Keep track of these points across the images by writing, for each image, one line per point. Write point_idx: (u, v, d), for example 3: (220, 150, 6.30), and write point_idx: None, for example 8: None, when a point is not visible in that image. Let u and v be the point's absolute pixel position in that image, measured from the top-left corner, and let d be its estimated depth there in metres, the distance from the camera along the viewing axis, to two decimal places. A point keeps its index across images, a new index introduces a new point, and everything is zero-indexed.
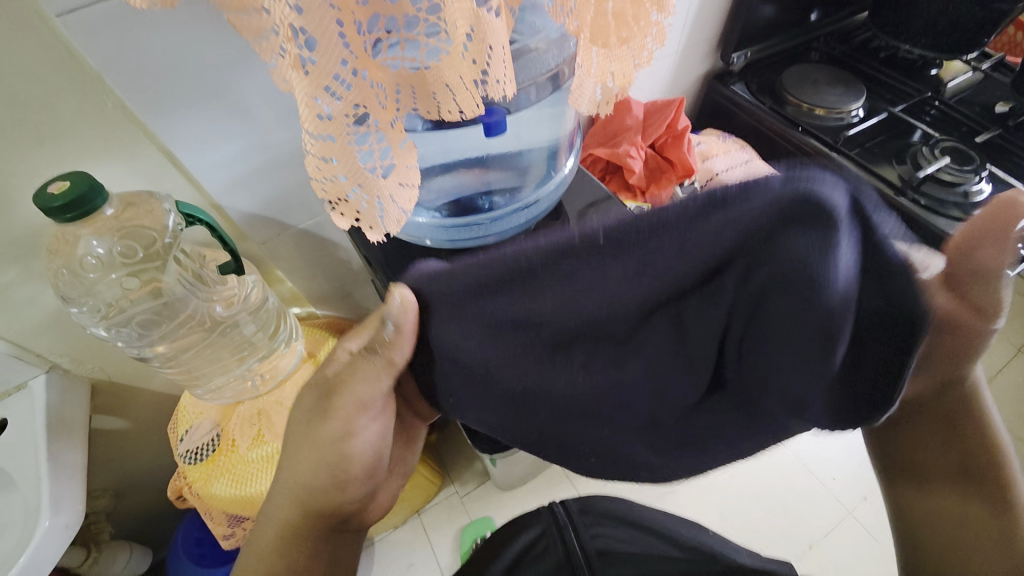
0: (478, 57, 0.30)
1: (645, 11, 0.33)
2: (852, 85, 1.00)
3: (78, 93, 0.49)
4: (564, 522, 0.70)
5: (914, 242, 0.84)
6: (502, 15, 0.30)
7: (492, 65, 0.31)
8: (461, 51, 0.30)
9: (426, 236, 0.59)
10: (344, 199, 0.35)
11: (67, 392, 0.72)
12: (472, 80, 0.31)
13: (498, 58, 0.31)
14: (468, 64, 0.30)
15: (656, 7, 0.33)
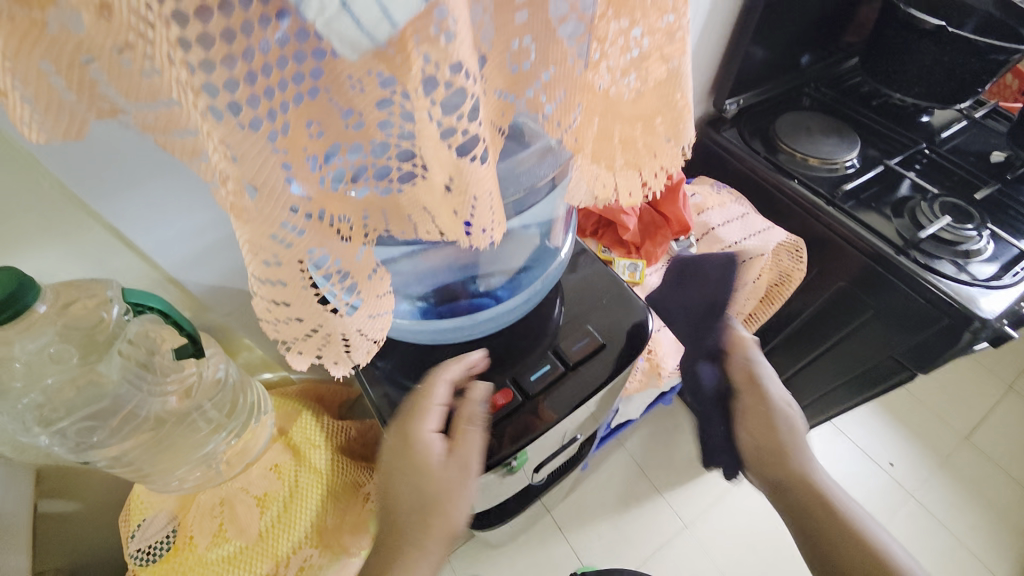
0: (459, 206, 0.25)
1: (659, 143, 0.27)
2: (845, 134, 0.99)
3: (10, 178, 0.43)
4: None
5: (914, 302, 0.81)
6: (491, 153, 0.24)
7: (476, 216, 0.25)
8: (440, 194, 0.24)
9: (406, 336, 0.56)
10: (301, 338, 0.29)
11: (4, 486, 0.64)
12: (453, 222, 0.26)
13: (484, 206, 0.25)
14: (446, 210, 0.25)
15: (672, 134, 0.27)
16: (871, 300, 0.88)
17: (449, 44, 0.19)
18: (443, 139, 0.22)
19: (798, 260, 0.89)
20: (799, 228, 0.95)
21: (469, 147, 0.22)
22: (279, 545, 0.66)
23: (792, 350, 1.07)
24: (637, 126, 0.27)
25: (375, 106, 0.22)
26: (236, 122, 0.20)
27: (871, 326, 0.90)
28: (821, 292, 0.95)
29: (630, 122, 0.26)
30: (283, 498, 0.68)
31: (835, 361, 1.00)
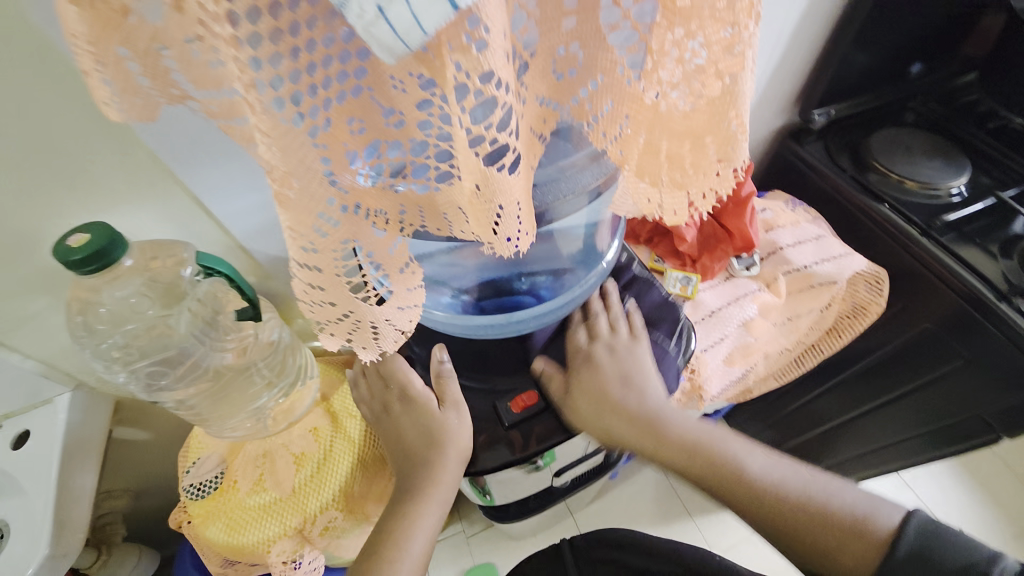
0: (485, 211, 0.24)
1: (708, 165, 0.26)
2: (953, 157, 0.87)
3: (110, 144, 0.48)
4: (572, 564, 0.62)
5: (1012, 356, 0.71)
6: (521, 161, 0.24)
7: (502, 222, 0.25)
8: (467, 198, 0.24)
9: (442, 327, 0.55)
10: (334, 322, 0.30)
11: (90, 411, 0.73)
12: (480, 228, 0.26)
13: (510, 213, 0.25)
14: (472, 216, 0.25)
15: (722, 154, 0.25)
16: (961, 349, 0.77)
17: (481, 52, 0.19)
18: (470, 145, 0.21)
19: (878, 293, 0.80)
20: (883, 255, 0.86)
21: (498, 156, 0.22)
22: (309, 502, 0.70)
23: (858, 390, 0.97)
24: (687, 143, 0.25)
25: (415, 107, 0.22)
26: (277, 116, 0.21)
27: (960, 377, 0.79)
28: (901, 333, 0.86)
29: (680, 138, 0.25)
30: (317, 459, 0.73)
31: (911, 410, 0.90)
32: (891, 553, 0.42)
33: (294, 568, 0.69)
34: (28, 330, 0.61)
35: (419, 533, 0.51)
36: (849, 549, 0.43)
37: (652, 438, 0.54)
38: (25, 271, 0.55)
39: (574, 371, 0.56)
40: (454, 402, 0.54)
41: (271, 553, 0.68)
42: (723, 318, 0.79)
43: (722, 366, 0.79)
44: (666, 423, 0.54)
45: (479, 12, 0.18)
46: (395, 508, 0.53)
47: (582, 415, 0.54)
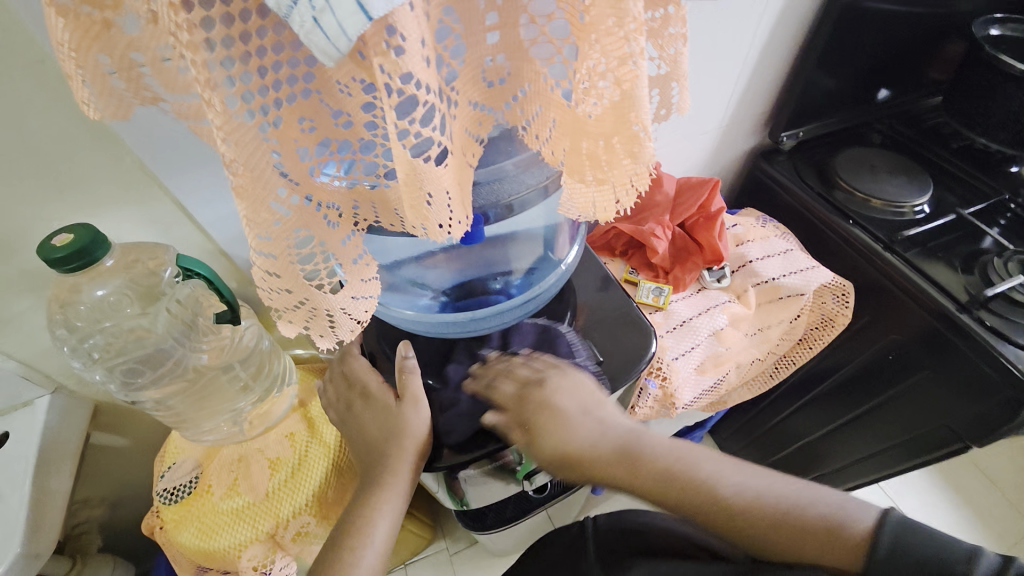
0: (416, 200, 0.26)
1: (619, 161, 0.27)
2: (916, 176, 0.91)
3: (98, 149, 0.51)
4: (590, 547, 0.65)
5: (971, 362, 0.73)
6: (455, 155, 0.27)
7: (432, 210, 0.26)
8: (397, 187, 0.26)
9: (411, 329, 0.57)
10: (292, 308, 0.32)
11: (68, 414, 0.73)
12: (415, 219, 0.27)
13: (440, 201, 0.26)
14: (407, 206, 0.27)
15: (630, 152, 0.27)
16: (926, 359, 0.80)
17: (399, 57, 0.21)
18: (398, 139, 0.23)
19: (844, 304, 0.83)
20: (848, 268, 0.89)
21: (424, 149, 0.24)
22: (281, 508, 0.71)
23: (833, 404, 0.99)
24: (600, 143, 0.27)
25: (360, 108, 0.25)
26: (232, 111, 0.23)
27: (927, 387, 0.81)
28: (870, 344, 0.88)
29: (595, 139, 0.27)
30: (292, 464, 0.73)
31: (884, 422, 0.91)
32: (874, 551, 0.40)
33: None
34: (12, 329, 0.63)
35: (378, 528, 0.51)
36: (829, 555, 0.42)
37: (625, 466, 0.50)
38: (10, 270, 0.57)
39: (529, 419, 0.50)
40: (415, 399, 0.54)
41: (241, 559, 0.69)
42: (695, 328, 0.81)
43: (695, 375, 0.81)
44: (636, 449, 0.50)
45: (396, 24, 0.21)
46: (358, 505, 0.53)
47: (550, 457, 0.50)
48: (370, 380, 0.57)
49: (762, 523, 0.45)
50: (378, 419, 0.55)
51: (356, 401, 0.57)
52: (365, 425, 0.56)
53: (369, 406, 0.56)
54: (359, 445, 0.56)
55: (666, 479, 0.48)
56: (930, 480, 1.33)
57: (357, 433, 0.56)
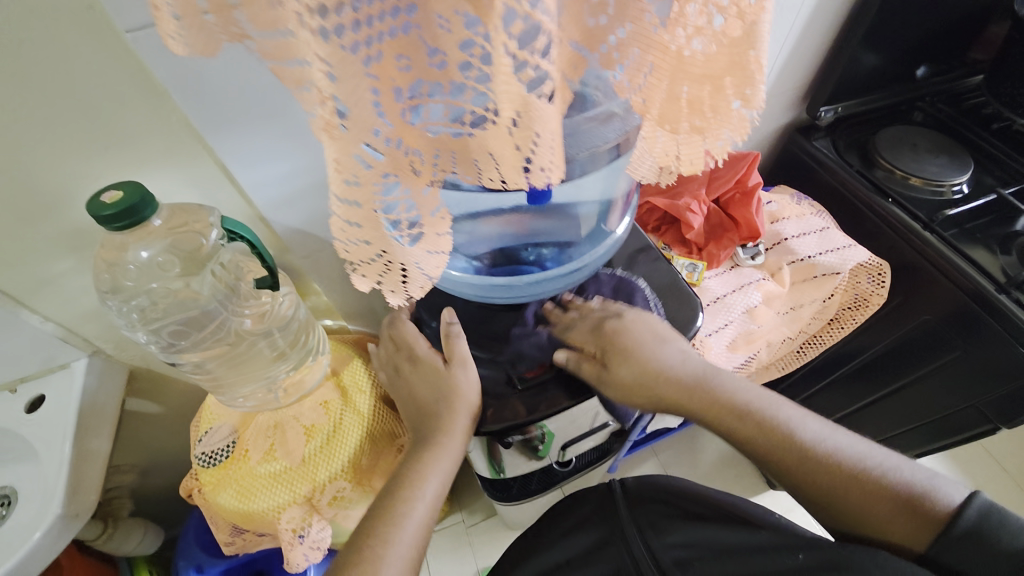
0: (523, 142, 0.26)
1: (727, 101, 0.27)
2: (958, 156, 0.89)
3: (146, 105, 0.50)
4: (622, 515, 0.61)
5: (1005, 343, 0.72)
6: (559, 94, 0.26)
7: (537, 153, 0.27)
8: (506, 130, 0.26)
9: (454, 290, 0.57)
10: (367, 261, 0.32)
11: (105, 378, 0.74)
12: (515, 161, 0.28)
13: (545, 144, 0.27)
14: (511, 147, 0.27)
15: (739, 96, 0.27)
16: (959, 339, 0.79)
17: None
18: (516, 73, 0.24)
19: (879, 284, 0.82)
20: (884, 249, 0.87)
21: (538, 86, 0.25)
22: (318, 472, 0.71)
23: (855, 385, 0.99)
24: (705, 86, 0.27)
25: (457, 46, 0.24)
26: (342, 43, 0.23)
27: (956, 369, 0.81)
28: (902, 325, 0.86)
29: (700, 82, 0.27)
30: (326, 431, 0.74)
31: (909, 403, 0.92)
32: (951, 525, 0.41)
33: (299, 541, 0.72)
34: (54, 291, 0.63)
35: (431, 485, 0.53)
36: (899, 521, 0.45)
37: (702, 398, 0.56)
38: (54, 230, 0.57)
39: (608, 350, 0.56)
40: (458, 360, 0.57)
41: (281, 521, 0.70)
42: (729, 305, 0.81)
43: (727, 352, 0.81)
44: (715, 385, 0.56)
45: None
46: (407, 463, 0.55)
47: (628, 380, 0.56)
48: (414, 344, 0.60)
49: (827, 470, 0.48)
50: (426, 380, 0.57)
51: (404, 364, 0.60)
52: (413, 386, 0.59)
53: (417, 368, 0.59)
54: (408, 407, 0.59)
55: (745, 416, 0.54)
56: (944, 466, 1.33)
57: (407, 394, 0.59)
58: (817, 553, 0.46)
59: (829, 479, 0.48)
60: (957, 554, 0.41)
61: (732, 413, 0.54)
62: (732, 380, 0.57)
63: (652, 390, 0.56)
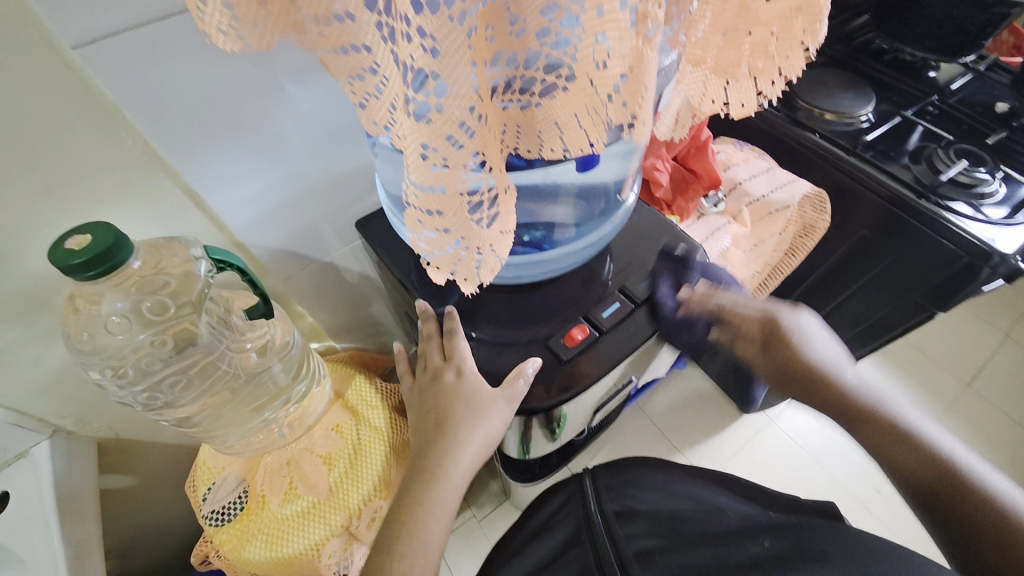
0: (631, 97, 0.27)
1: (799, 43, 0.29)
2: (860, 89, 1.00)
3: (94, 133, 0.43)
4: (588, 500, 0.64)
5: (933, 241, 0.84)
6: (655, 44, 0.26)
7: (640, 108, 0.28)
8: (609, 95, 0.27)
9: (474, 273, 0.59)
10: (441, 253, 0.32)
11: (73, 459, 0.64)
12: (613, 120, 0.28)
13: (644, 103, 0.28)
14: (615, 106, 0.27)
15: (807, 36, 0.29)
16: (891, 244, 0.90)
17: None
18: (628, 24, 0.24)
19: (821, 211, 0.97)
20: (818, 179, 0.97)
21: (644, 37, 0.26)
22: (350, 499, 0.68)
23: (808, 305, 1.12)
24: (777, 28, 0.29)
25: (539, 12, 0.24)
26: (451, 15, 0.22)
27: (892, 271, 0.93)
28: (842, 243, 0.98)
29: (770, 24, 0.28)
30: (348, 455, 0.70)
31: (852, 310, 1.04)
32: None
33: None
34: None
35: (442, 500, 0.54)
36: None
37: (794, 388, 0.62)
38: None
39: (776, 338, 0.62)
40: (464, 365, 0.56)
41: (322, 557, 0.66)
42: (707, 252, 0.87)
43: None
44: (827, 376, 0.60)
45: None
46: (416, 470, 0.56)
47: (774, 368, 0.62)
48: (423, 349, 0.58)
49: (925, 462, 0.51)
50: (432, 387, 0.58)
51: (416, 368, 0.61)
52: (421, 393, 0.60)
53: (424, 373, 0.59)
54: (416, 414, 0.60)
55: (844, 402, 0.59)
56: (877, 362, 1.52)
57: (416, 399, 0.60)
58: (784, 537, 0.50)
59: (940, 474, 0.50)
60: None
61: (836, 390, 0.59)
62: (864, 386, 0.59)
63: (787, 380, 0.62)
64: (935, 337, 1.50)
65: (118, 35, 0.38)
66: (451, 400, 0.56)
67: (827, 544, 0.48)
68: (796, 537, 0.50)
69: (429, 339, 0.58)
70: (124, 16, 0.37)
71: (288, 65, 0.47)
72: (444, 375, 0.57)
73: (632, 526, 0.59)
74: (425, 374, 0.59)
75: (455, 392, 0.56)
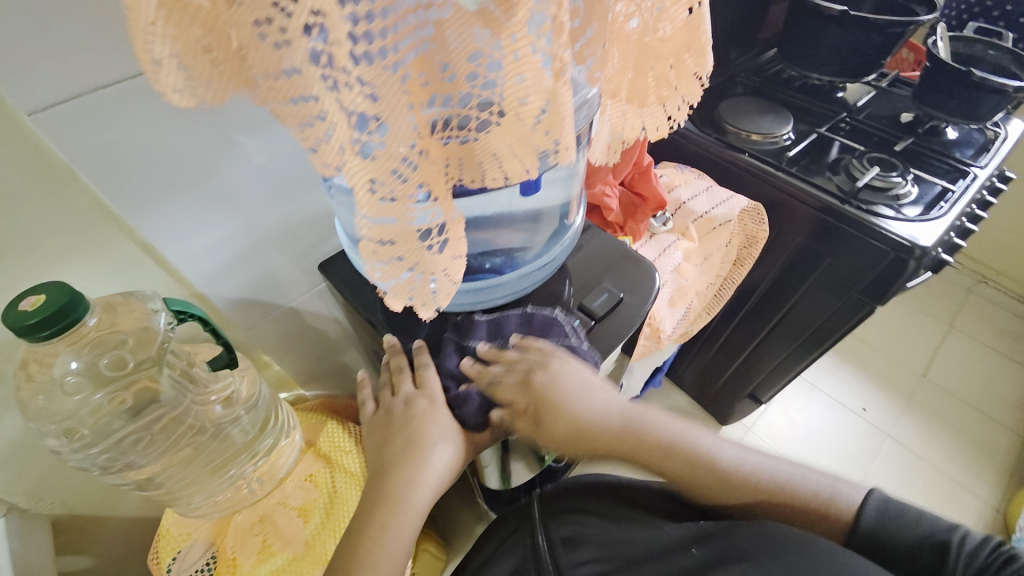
0: (553, 126, 0.31)
1: (688, 71, 0.34)
2: (778, 112, 1.11)
3: (50, 194, 0.44)
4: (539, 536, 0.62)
5: (863, 242, 0.92)
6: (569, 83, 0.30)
7: (562, 135, 0.31)
8: (534, 123, 0.30)
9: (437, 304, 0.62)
10: (396, 280, 0.34)
11: (28, 538, 0.59)
12: (541, 146, 0.32)
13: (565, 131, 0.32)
14: (540, 134, 0.31)
15: (694, 64, 0.34)
16: (825, 247, 0.98)
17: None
18: (543, 67, 0.28)
19: (760, 223, 0.99)
20: (754, 194, 1.06)
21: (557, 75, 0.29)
22: (328, 548, 0.65)
23: (760, 314, 1.18)
24: (671, 61, 0.33)
25: (466, 59, 0.27)
26: (383, 63, 0.25)
27: (831, 272, 1.00)
28: (786, 249, 1.05)
29: (665, 59, 0.33)
30: (323, 505, 0.68)
31: (800, 317, 1.10)
32: (860, 525, 0.48)
33: None
34: None
35: (394, 531, 0.53)
36: (823, 519, 0.51)
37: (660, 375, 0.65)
38: None
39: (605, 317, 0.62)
40: (434, 393, 0.58)
41: None
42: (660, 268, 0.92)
43: (668, 309, 0.93)
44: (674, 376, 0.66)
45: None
46: (377, 495, 0.55)
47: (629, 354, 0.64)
48: (394, 378, 0.60)
49: (751, 444, 0.58)
50: (401, 415, 0.58)
51: (383, 398, 0.61)
52: (386, 421, 0.60)
53: (390, 401, 0.60)
54: (376, 442, 0.60)
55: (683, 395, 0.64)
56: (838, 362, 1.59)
57: (377, 428, 0.60)
58: (711, 544, 0.51)
59: (761, 458, 0.57)
60: (864, 545, 0.47)
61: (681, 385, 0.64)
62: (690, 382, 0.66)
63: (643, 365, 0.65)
64: (885, 332, 1.60)
65: (72, 100, 0.39)
66: (418, 425, 0.57)
67: (751, 546, 0.49)
68: (723, 540, 0.51)
69: (401, 369, 0.59)
70: (78, 82, 0.39)
71: (240, 120, 0.49)
72: (412, 401, 0.58)
73: (579, 551, 0.59)
74: (391, 401, 0.60)
75: (425, 417, 0.57)
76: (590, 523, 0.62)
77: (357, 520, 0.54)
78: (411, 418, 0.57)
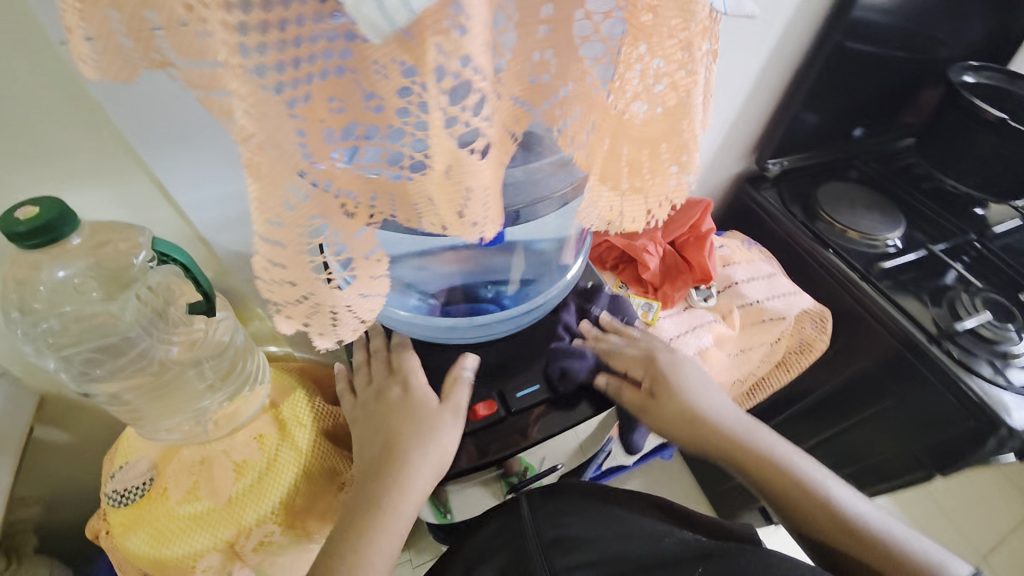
0: (456, 197, 0.26)
1: (662, 166, 0.28)
2: (890, 212, 0.95)
3: (75, 116, 0.47)
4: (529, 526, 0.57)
5: (941, 395, 0.75)
6: (491, 152, 0.26)
7: (471, 207, 0.26)
8: (440, 183, 0.26)
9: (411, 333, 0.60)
10: (296, 302, 0.30)
11: (12, 404, 0.66)
12: (451, 214, 0.27)
13: (479, 201, 0.27)
14: (444, 201, 0.26)
15: (676, 162, 0.28)
16: (894, 383, 0.82)
17: (462, 37, 0.21)
18: (445, 127, 0.23)
19: (821, 330, 0.87)
20: (826, 297, 0.91)
21: (469, 139, 0.24)
22: (245, 514, 0.65)
23: (804, 424, 1.03)
24: (644, 150, 0.28)
25: (390, 92, 0.23)
26: (267, 83, 0.22)
27: (894, 415, 0.84)
28: (846, 368, 0.89)
29: (638, 145, 0.27)
30: (259, 468, 0.68)
31: (851, 444, 0.94)
32: None
33: None
34: None
35: (382, 535, 0.47)
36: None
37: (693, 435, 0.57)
38: None
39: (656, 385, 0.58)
40: (413, 380, 0.54)
41: (197, 568, 0.64)
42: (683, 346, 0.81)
43: None
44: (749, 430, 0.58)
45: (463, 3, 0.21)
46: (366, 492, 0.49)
47: (675, 418, 0.57)
48: (373, 369, 0.56)
49: (823, 505, 0.52)
50: (378, 405, 0.54)
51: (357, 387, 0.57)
52: (363, 410, 0.55)
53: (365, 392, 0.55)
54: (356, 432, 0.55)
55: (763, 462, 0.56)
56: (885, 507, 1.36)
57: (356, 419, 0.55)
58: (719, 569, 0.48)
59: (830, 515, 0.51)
60: None
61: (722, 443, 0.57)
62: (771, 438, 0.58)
63: (691, 430, 0.57)
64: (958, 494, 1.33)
65: None
66: (397, 412, 0.52)
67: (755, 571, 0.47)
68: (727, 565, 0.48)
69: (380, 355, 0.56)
70: None
71: None
72: (387, 390, 0.54)
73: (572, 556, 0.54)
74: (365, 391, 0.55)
75: (402, 407, 0.52)
76: (580, 518, 0.58)
77: (344, 517, 0.49)
78: (392, 407, 0.53)
